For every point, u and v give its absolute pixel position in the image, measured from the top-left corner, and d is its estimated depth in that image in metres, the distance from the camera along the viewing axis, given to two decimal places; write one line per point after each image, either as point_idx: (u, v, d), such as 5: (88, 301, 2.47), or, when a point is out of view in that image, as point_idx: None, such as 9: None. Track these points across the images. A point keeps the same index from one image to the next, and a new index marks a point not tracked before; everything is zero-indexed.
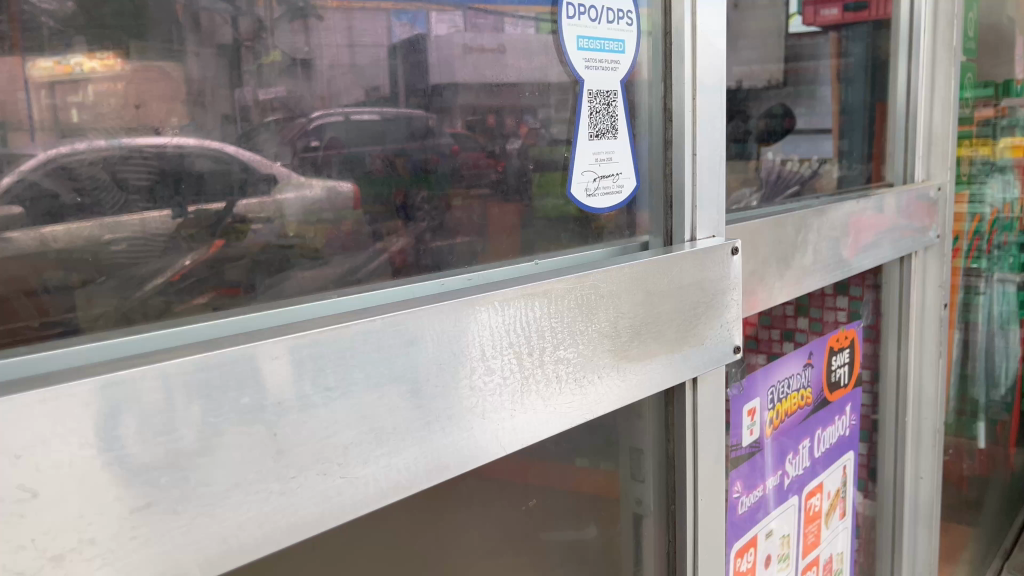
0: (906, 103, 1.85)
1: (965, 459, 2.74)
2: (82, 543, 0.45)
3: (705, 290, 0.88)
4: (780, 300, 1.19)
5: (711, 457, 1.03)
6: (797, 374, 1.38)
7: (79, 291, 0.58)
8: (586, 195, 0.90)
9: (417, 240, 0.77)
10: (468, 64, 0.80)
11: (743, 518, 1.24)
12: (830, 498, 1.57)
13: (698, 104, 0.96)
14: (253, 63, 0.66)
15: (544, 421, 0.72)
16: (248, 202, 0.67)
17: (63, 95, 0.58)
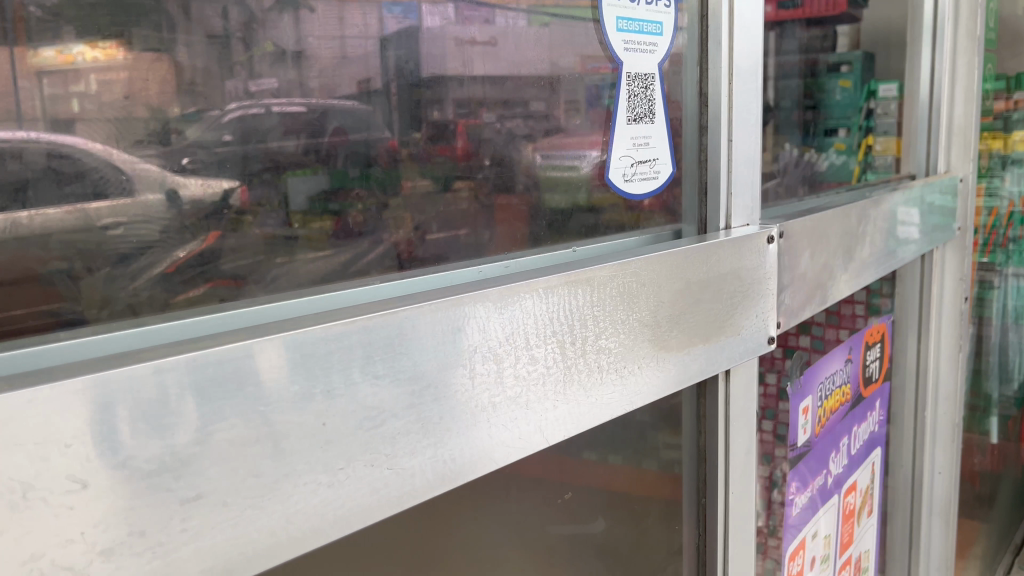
0: (929, 93, 1.83)
1: (978, 455, 2.72)
2: (132, 536, 0.43)
3: (740, 279, 0.88)
4: (842, 289, 1.18)
5: (744, 451, 1.02)
6: (840, 370, 1.39)
7: (79, 283, 0.55)
8: (623, 180, 0.90)
9: (420, 231, 0.74)
10: (463, 56, 0.77)
11: (794, 518, 1.27)
12: (863, 494, 1.56)
13: (733, 91, 0.97)
14: (244, 53, 0.63)
15: (585, 412, 0.71)
16: (249, 191, 0.64)
17: (69, 85, 0.55)
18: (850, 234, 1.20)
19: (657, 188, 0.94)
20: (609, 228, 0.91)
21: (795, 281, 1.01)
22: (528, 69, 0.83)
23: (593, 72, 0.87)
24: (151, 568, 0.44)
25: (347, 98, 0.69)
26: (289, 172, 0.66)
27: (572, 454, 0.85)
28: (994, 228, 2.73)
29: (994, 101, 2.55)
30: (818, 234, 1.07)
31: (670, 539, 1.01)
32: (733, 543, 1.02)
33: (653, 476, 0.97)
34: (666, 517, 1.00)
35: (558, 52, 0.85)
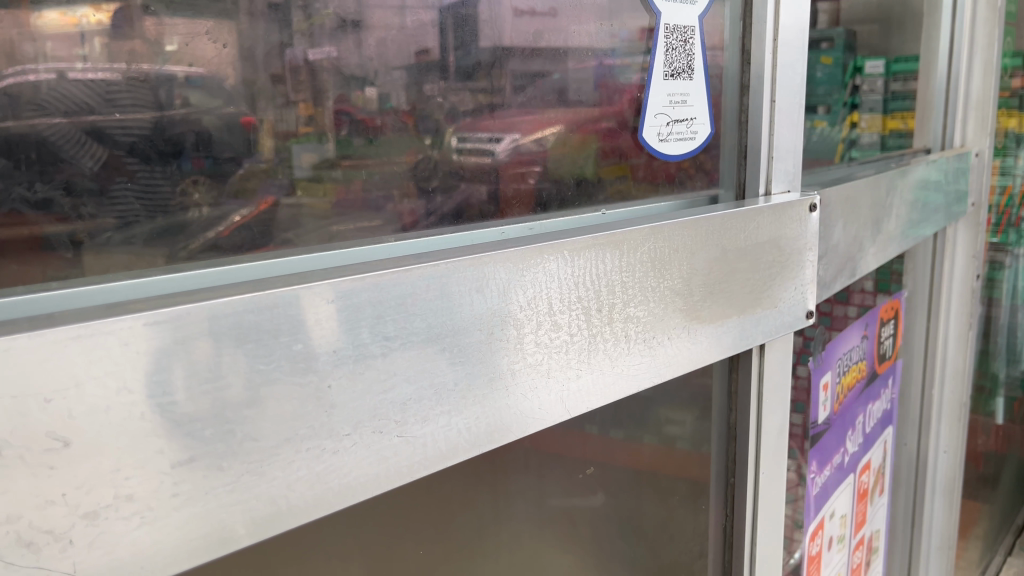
0: (948, 64, 1.78)
1: (982, 436, 2.69)
2: (119, 499, 0.41)
3: (778, 248, 0.84)
4: (871, 264, 1.15)
5: (777, 432, 1.00)
6: (856, 346, 1.34)
7: (85, 249, 0.50)
8: (658, 139, 0.86)
9: (430, 205, 0.68)
10: (519, 27, 0.73)
11: (813, 499, 1.24)
12: (876, 473, 1.53)
13: (778, 47, 0.92)
14: (304, 22, 0.58)
15: (610, 383, 0.68)
16: (256, 160, 0.57)
17: (75, 47, 0.49)
18: (880, 207, 1.16)
19: (697, 150, 0.91)
20: (645, 196, 0.87)
21: (829, 253, 0.97)
22: (570, 38, 0.77)
23: (627, 39, 0.82)
24: (137, 535, 0.43)
25: (400, 70, 0.64)
26: (293, 139, 0.59)
27: (599, 427, 0.82)
28: (1006, 207, 2.67)
29: (1011, 77, 2.48)
30: (854, 204, 1.04)
31: (697, 520, 0.98)
32: (761, 521, 1.00)
33: (681, 451, 0.94)
34: (691, 497, 0.97)
35: (579, 18, 0.78)
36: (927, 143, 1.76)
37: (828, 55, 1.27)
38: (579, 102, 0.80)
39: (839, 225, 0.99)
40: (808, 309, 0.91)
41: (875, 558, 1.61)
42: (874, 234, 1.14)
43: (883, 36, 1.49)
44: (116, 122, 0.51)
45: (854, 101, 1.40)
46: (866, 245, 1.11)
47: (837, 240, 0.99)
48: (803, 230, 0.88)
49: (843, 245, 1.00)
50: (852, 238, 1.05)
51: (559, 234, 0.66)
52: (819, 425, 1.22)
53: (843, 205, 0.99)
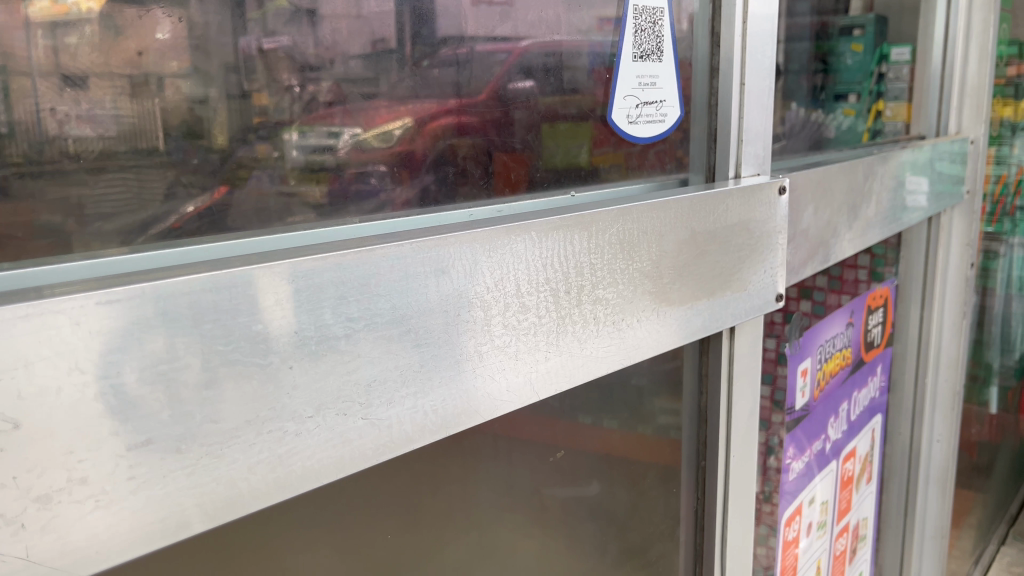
0: (942, 53, 1.77)
1: (976, 425, 2.69)
2: (73, 483, 0.41)
3: (747, 230, 0.83)
4: (847, 251, 1.15)
5: (746, 417, 1.00)
6: (840, 333, 1.34)
7: (75, 235, 0.51)
8: (627, 121, 0.86)
9: (423, 192, 0.70)
10: (478, 16, 0.72)
11: (791, 485, 1.24)
12: (862, 461, 1.53)
13: (747, 31, 0.92)
14: (257, 10, 0.57)
15: (578, 365, 0.68)
16: (251, 151, 0.58)
17: (61, 38, 0.50)
18: (857, 192, 1.15)
19: (666, 132, 0.91)
20: (615, 179, 0.87)
21: (798, 238, 0.96)
22: (539, 24, 0.77)
23: (594, 29, 0.81)
24: (93, 518, 0.42)
25: (358, 59, 0.64)
26: (287, 128, 0.60)
27: (568, 412, 0.82)
28: (1001, 195, 2.65)
29: (1006, 65, 2.46)
30: (826, 189, 1.03)
31: (669, 502, 0.99)
32: (732, 502, 1.01)
33: (654, 434, 0.95)
34: (664, 480, 0.97)
35: (556, 7, 0.78)
36: (921, 132, 1.74)
37: (859, 43, 1.35)
38: (545, 87, 0.79)
39: (809, 209, 0.99)
40: (778, 292, 0.91)
41: (863, 544, 1.61)
42: (849, 220, 1.14)
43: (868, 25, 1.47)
44: (111, 114, 0.52)
45: (877, 89, 1.49)
46: (840, 231, 1.11)
47: (806, 225, 0.98)
48: (772, 211, 0.87)
49: (813, 231, 1.00)
50: (825, 223, 1.05)
51: (525, 216, 0.66)
52: (798, 411, 1.22)
53: (813, 189, 0.99)
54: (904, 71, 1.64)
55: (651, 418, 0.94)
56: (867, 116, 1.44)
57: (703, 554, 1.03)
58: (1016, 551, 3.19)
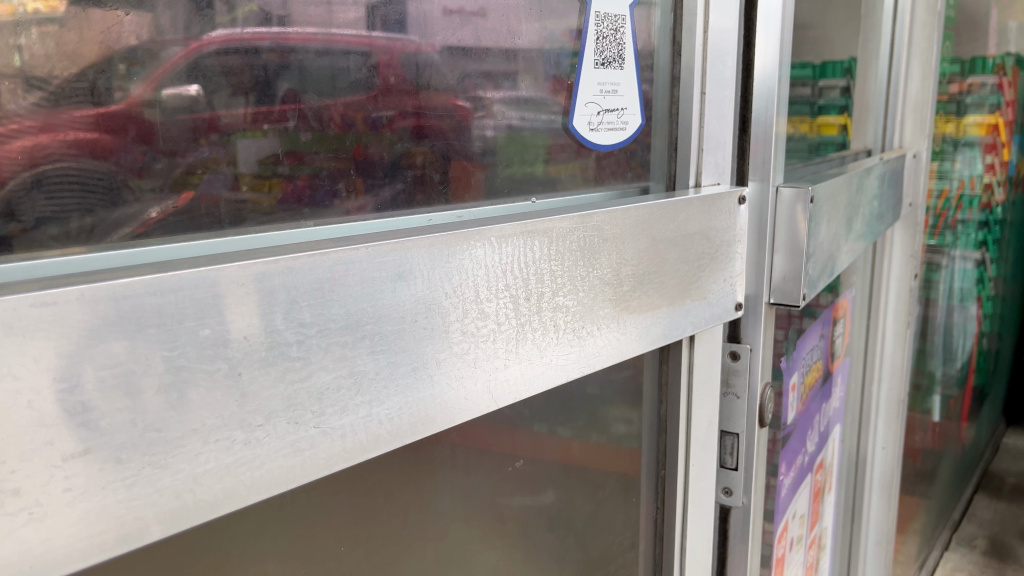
0: (888, 70, 1.81)
1: (920, 433, 2.75)
2: (3, 494, 0.39)
3: (705, 238, 0.83)
4: (845, 261, 1.17)
5: (707, 425, 1.01)
6: (816, 346, 1.36)
7: (17, 239, 0.49)
8: (588, 128, 0.86)
9: (374, 197, 0.68)
10: (449, 26, 0.71)
11: (783, 499, 1.26)
12: (828, 471, 1.55)
13: (708, 41, 0.93)
14: (226, 16, 0.56)
15: (538, 373, 0.67)
16: (203, 152, 0.57)
17: (9, 39, 0.48)
18: (850, 205, 1.18)
19: (626, 143, 0.91)
20: (580, 186, 0.87)
21: (817, 252, 1.03)
22: (502, 31, 0.76)
23: (556, 38, 0.81)
24: (26, 532, 0.40)
25: (325, 63, 0.62)
26: (237, 134, 0.58)
27: (528, 420, 0.81)
28: (943, 209, 2.73)
29: (948, 83, 2.54)
30: (833, 204, 1.08)
31: (629, 512, 0.98)
32: (691, 508, 1.01)
33: (619, 440, 0.94)
34: (624, 489, 0.97)
35: (525, 17, 0.77)
36: (867, 145, 1.78)
37: None
38: (504, 93, 0.77)
39: (823, 224, 1.05)
40: (737, 302, 0.91)
41: (823, 554, 1.62)
42: (845, 233, 1.16)
43: (825, 43, 1.45)
44: (53, 114, 0.50)
45: None
46: (841, 244, 1.14)
47: (821, 239, 1.05)
48: (730, 220, 0.88)
49: (825, 243, 1.06)
50: (833, 238, 1.10)
51: (486, 220, 0.65)
52: (790, 426, 1.24)
53: (826, 204, 1.05)
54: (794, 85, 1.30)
55: (619, 428, 0.94)
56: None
57: (663, 563, 1.02)
58: (958, 556, 3.28)
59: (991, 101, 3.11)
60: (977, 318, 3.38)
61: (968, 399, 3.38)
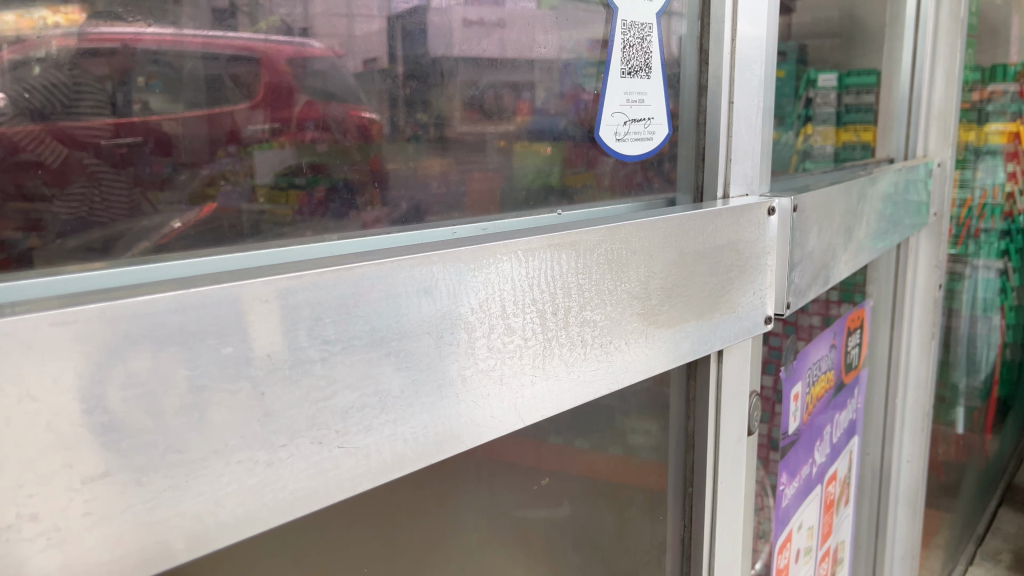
0: (911, 77, 1.78)
1: (944, 445, 2.70)
2: (20, 520, 0.37)
3: (733, 251, 0.81)
4: (843, 273, 1.13)
5: (734, 441, 0.99)
6: (824, 356, 1.30)
7: (39, 252, 0.49)
8: (615, 139, 0.84)
9: (392, 210, 0.66)
10: (470, 38, 0.71)
11: (784, 511, 1.21)
12: (842, 484, 1.49)
13: (737, 50, 0.91)
14: (249, 28, 0.56)
15: (565, 390, 0.65)
16: (222, 162, 0.56)
17: (29, 53, 0.48)
18: (850, 214, 1.14)
19: (654, 155, 0.89)
20: (604, 197, 0.85)
21: (804, 260, 0.94)
22: (522, 42, 0.75)
23: (574, 48, 0.79)
24: (43, 557, 0.39)
25: (346, 77, 0.62)
26: (255, 145, 0.57)
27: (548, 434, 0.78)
28: (966, 218, 2.69)
29: (970, 91, 2.51)
30: (827, 210, 1.02)
31: (654, 526, 0.96)
32: (719, 526, 0.99)
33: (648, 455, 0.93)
34: (649, 504, 0.94)
35: (541, 28, 0.76)
36: (891, 154, 1.75)
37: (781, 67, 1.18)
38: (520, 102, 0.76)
39: (813, 230, 0.97)
40: (766, 315, 0.89)
41: (840, 568, 1.58)
42: (844, 242, 1.12)
43: (842, 51, 1.44)
44: (71, 122, 0.49)
45: (805, 113, 1.33)
46: (837, 252, 1.09)
47: (811, 247, 0.96)
48: (761, 233, 0.86)
49: (817, 253, 0.98)
50: (826, 246, 1.03)
51: (512, 233, 0.63)
52: (791, 436, 1.19)
53: (817, 211, 0.97)
54: (831, 95, 1.43)
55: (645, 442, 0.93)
56: (797, 141, 1.29)
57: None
58: (982, 571, 3.22)
59: (1016, 108, 3.07)
60: (1001, 328, 3.32)
61: (991, 411, 3.32)
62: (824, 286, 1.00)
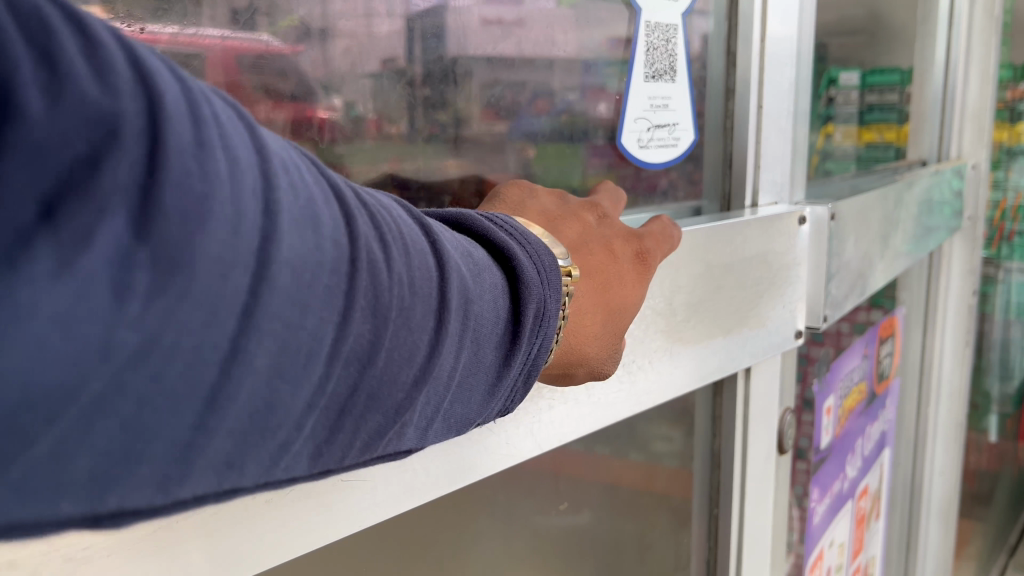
0: (945, 76, 1.73)
1: (976, 453, 2.63)
2: None
3: (767, 263, 0.78)
4: (880, 281, 1.09)
5: (763, 460, 0.95)
6: (858, 366, 1.25)
7: None
8: (638, 146, 0.81)
9: None
10: (491, 37, 0.67)
11: (816, 528, 1.16)
12: (873, 498, 1.44)
13: (766, 50, 0.87)
14: (267, 28, 0.53)
15: (585, 412, 0.62)
16: None
17: None
18: (888, 220, 1.10)
19: (681, 161, 0.85)
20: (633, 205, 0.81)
21: (841, 270, 0.90)
22: (546, 40, 0.72)
23: (596, 47, 0.75)
24: None
25: (369, 79, 0.59)
26: None
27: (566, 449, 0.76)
28: (999, 221, 2.63)
29: (1004, 89, 2.44)
30: (865, 218, 0.98)
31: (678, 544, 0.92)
32: (746, 545, 0.95)
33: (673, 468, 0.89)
34: (674, 521, 0.91)
35: (564, 26, 0.73)
36: (923, 155, 1.70)
37: None
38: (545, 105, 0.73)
39: (850, 240, 0.93)
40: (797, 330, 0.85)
41: None
42: (882, 249, 1.08)
43: (876, 49, 1.39)
44: None
45: (827, 113, 1.24)
46: (875, 260, 1.05)
47: (848, 256, 0.93)
48: (798, 243, 0.83)
49: (854, 264, 0.94)
50: (863, 256, 0.99)
51: None
52: (823, 450, 1.15)
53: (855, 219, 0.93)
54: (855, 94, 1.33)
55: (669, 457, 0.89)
56: (818, 141, 1.22)
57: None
58: None
59: None
60: None
61: None
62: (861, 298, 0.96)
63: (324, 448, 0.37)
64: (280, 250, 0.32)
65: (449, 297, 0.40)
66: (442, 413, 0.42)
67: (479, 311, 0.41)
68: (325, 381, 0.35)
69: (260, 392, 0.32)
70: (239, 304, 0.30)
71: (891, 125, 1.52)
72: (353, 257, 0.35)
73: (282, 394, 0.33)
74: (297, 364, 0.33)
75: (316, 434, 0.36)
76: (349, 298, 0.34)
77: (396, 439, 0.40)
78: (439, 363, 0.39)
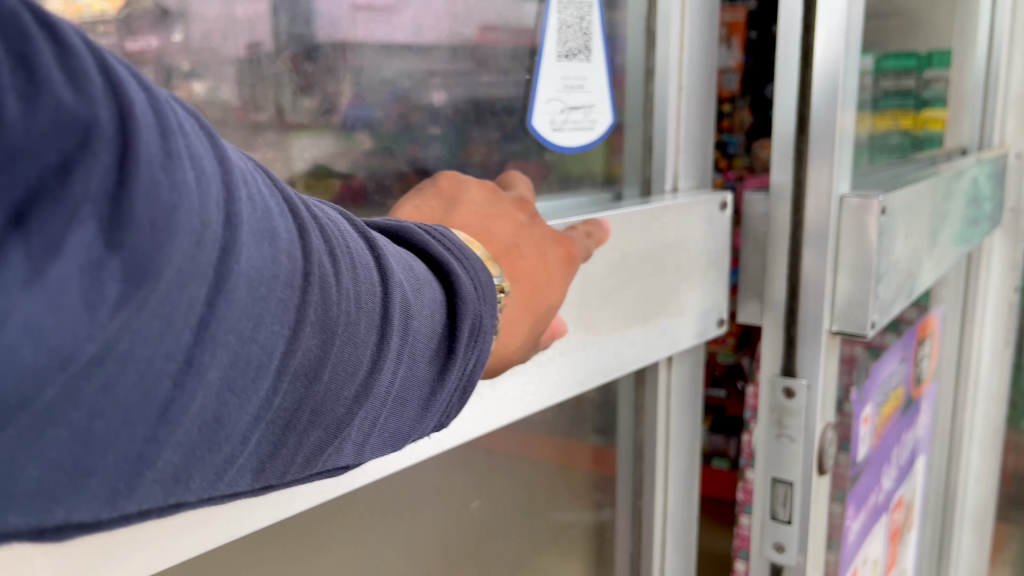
0: (988, 60, 1.62)
1: (1016, 453, 2.52)
2: None
3: (682, 248, 0.81)
4: (928, 281, 1.00)
5: (682, 447, 0.97)
6: (895, 370, 1.17)
7: None
8: (551, 128, 0.78)
9: None
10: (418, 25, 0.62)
11: (851, 547, 1.06)
12: (908, 510, 1.35)
13: (685, 31, 0.86)
14: None
15: (494, 404, 0.65)
16: None
17: None
18: (936, 215, 1.01)
19: (595, 145, 0.83)
20: (548, 188, 0.78)
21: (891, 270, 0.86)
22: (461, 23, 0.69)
23: (513, 33, 0.74)
24: None
25: None
26: None
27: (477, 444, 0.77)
28: None
29: None
30: (914, 215, 0.90)
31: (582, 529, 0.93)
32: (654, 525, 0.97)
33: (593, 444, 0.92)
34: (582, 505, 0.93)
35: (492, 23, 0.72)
36: (964, 142, 1.60)
37: None
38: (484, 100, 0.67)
39: (899, 237, 0.87)
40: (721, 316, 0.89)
41: None
42: (930, 246, 0.99)
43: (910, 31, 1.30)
44: None
45: None
46: (922, 259, 0.97)
47: (896, 256, 0.87)
48: (709, 225, 0.85)
49: (902, 260, 0.88)
50: (913, 254, 0.92)
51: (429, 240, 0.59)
52: (860, 463, 1.06)
53: (904, 214, 0.87)
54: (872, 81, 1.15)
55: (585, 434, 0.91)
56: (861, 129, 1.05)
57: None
58: None
59: None
60: None
61: None
62: (910, 300, 0.90)
63: (266, 462, 0.37)
64: (239, 264, 0.32)
65: (385, 312, 0.40)
66: (382, 432, 0.43)
67: (415, 325, 0.42)
68: (272, 401, 0.35)
69: (208, 407, 0.32)
70: (201, 320, 0.31)
71: (905, 112, 1.35)
72: (307, 276, 0.35)
73: (231, 408, 0.33)
74: (250, 375, 0.34)
75: (260, 447, 0.36)
76: (301, 315, 0.35)
77: (329, 455, 0.40)
78: (380, 380, 0.41)
